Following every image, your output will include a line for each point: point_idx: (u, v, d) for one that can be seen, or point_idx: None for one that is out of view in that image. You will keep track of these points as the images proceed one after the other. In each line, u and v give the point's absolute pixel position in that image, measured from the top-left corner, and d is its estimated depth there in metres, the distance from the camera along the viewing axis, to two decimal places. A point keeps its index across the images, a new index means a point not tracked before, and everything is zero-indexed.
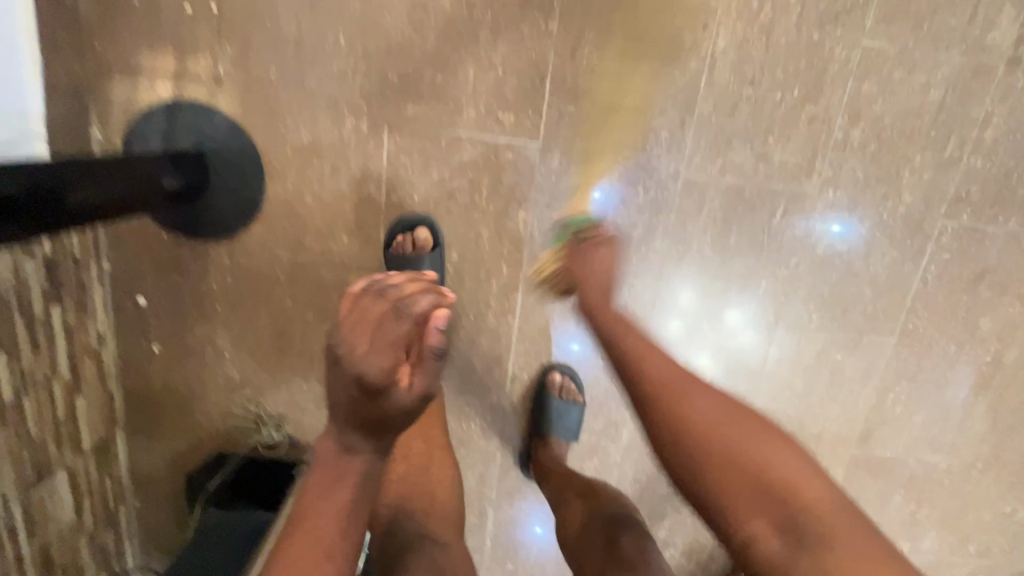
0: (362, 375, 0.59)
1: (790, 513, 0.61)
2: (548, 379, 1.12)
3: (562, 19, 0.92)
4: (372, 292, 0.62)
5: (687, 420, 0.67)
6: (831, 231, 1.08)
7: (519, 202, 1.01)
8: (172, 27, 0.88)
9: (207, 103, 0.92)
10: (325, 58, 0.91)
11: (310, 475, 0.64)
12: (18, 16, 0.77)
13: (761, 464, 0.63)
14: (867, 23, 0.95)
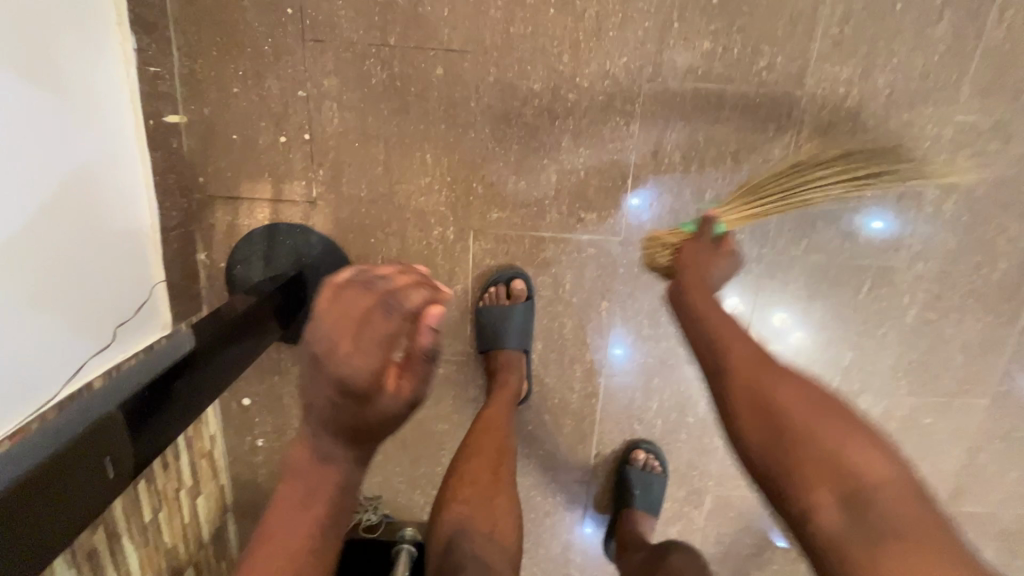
0: (340, 376, 0.52)
1: (856, 490, 0.52)
2: (632, 454, 1.14)
3: (644, 120, 0.92)
4: (357, 284, 0.54)
5: (763, 385, 0.64)
6: (875, 225, 1.01)
7: (602, 294, 1.03)
8: (268, 157, 0.92)
9: (302, 223, 0.96)
10: (412, 174, 0.94)
11: (280, 487, 0.58)
12: (140, 206, 0.85)
13: (835, 440, 0.55)
14: (960, 99, 0.92)
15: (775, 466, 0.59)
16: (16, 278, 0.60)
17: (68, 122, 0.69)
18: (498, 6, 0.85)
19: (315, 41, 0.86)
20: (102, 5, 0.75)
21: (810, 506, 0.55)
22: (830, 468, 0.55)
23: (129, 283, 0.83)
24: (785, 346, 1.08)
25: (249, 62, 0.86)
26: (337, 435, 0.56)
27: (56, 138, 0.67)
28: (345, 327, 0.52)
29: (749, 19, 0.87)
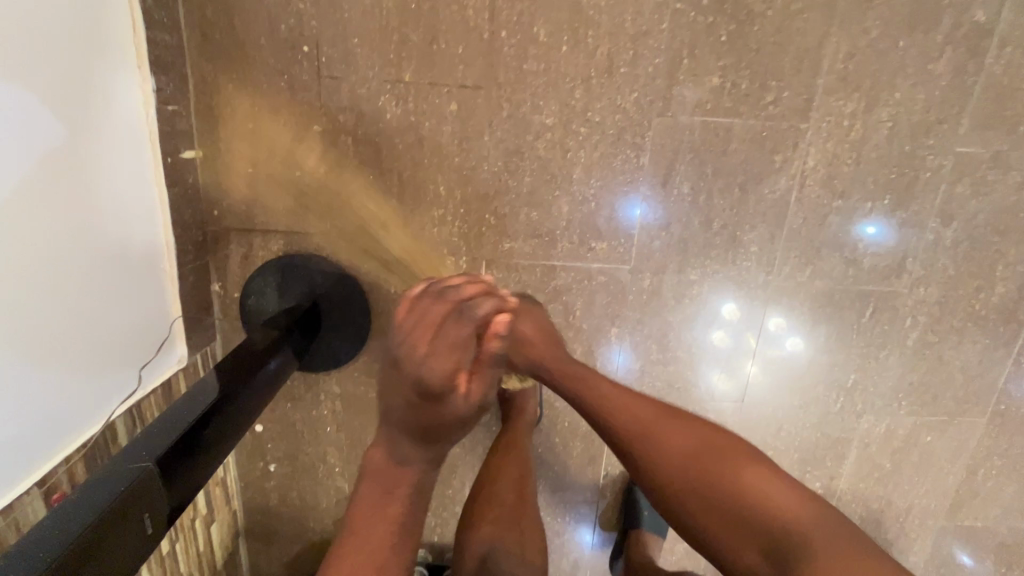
0: (418, 380, 0.58)
1: (776, 538, 0.60)
2: None
3: (653, 153, 0.93)
4: (431, 294, 0.60)
5: (659, 459, 0.68)
6: (865, 233, 1.01)
7: (612, 320, 1.04)
8: (283, 189, 0.93)
9: (316, 254, 0.97)
10: (426, 205, 0.95)
11: (361, 487, 0.65)
12: (158, 245, 0.85)
13: (728, 488, 0.64)
14: (961, 130, 0.94)
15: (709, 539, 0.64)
16: (19, 333, 0.59)
17: (75, 165, 0.67)
18: (512, 42, 0.86)
19: (332, 77, 0.87)
20: (115, 37, 0.73)
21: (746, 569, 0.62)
22: (749, 523, 0.62)
23: (138, 320, 0.81)
24: (785, 351, 1.09)
25: (266, 98, 0.88)
26: (412, 435, 0.63)
27: (61, 185, 0.65)
28: (421, 335, 0.58)
29: (756, 54, 0.89)
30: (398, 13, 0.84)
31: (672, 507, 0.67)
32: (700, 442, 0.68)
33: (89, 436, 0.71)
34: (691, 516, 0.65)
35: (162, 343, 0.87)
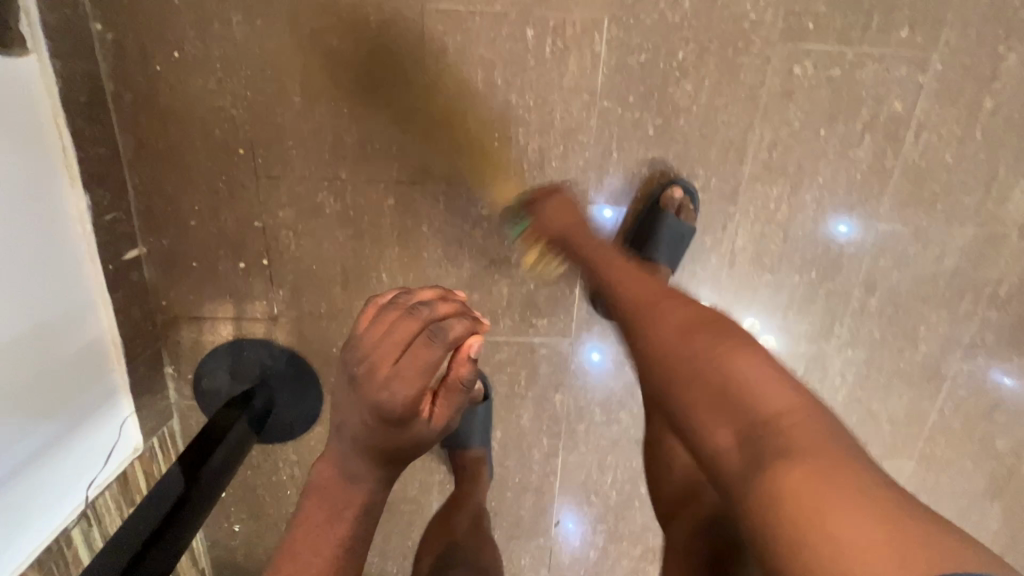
0: (381, 404, 0.54)
1: (751, 422, 0.52)
2: (667, 194, 0.91)
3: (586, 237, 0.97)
4: (399, 308, 0.55)
5: (660, 329, 0.63)
6: (836, 232, 1.00)
7: (555, 387, 1.09)
8: (228, 280, 0.95)
9: (265, 337, 1.00)
10: (369, 292, 0.98)
11: (304, 507, 0.59)
12: (106, 351, 0.88)
13: (719, 365, 0.56)
14: (881, 210, 0.99)
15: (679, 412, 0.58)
16: None
17: (20, 307, 0.71)
18: (444, 140, 0.88)
19: (268, 176, 0.89)
20: (49, 166, 0.74)
21: (709, 449, 0.55)
22: (725, 400, 0.54)
23: (91, 427, 0.85)
24: None
25: (205, 196, 0.89)
26: (370, 454, 0.58)
27: (9, 329, 0.68)
28: (391, 348, 0.55)
29: (684, 146, 0.91)
30: (330, 116, 0.86)
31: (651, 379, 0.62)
32: (708, 325, 0.61)
33: (41, 552, 0.75)
34: (666, 386, 0.60)
35: (116, 441, 0.90)
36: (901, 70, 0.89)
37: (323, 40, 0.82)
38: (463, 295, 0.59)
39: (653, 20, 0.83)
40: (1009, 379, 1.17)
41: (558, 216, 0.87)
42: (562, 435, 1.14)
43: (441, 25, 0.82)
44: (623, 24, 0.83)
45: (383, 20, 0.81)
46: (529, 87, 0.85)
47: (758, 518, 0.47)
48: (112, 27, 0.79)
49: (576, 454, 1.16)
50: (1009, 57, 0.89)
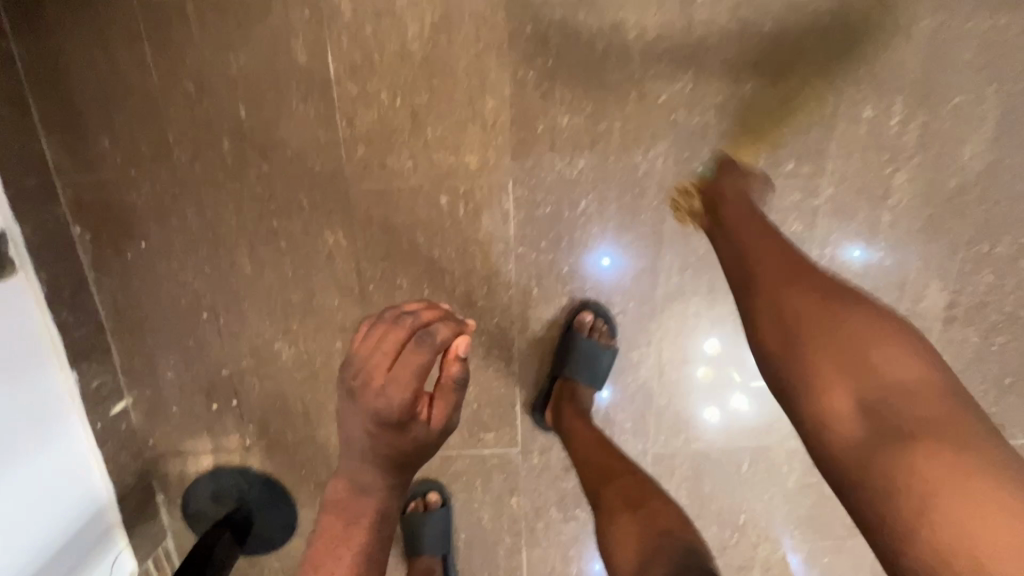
0: (378, 409, 0.63)
1: (875, 395, 0.53)
2: (577, 321, 1.00)
3: (520, 361, 1.05)
4: (386, 321, 0.64)
5: (785, 305, 0.62)
6: (852, 256, 0.99)
7: (511, 490, 1.15)
8: (204, 418, 1.07)
9: (241, 463, 1.11)
10: (328, 419, 1.08)
11: (323, 518, 0.70)
12: (100, 496, 1.00)
13: (848, 337, 0.56)
14: None
15: (793, 373, 0.59)
16: None
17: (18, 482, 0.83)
18: (378, 290, 0.98)
19: (231, 333, 1.01)
20: (44, 352, 0.89)
21: (822, 415, 0.56)
22: (851, 370, 0.55)
23: (87, 566, 0.97)
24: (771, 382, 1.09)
25: (178, 352, 1.02)
26: (378, 464, 0.67)
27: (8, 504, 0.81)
28: (383, 359, 0.63)
29: (597, 276, 0.99)
30: (277, 281, 0.97)
31: (769, 340, 0.62)
32: (840, 295, 0.60)
33: None
34: (789, 352, 0.60)
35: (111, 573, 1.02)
36: (793, 194, 0.95)
37: (266, 222, 0.93)
38: (449, 306, 0.67)
39: (553, 178, 0.92)
40: None
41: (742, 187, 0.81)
42: (524, 534, 1.19)
43: (365, 200, 0.93)
44: (527, 183, 0.92)
45: (314, 201, 0.92)
46: (450, 242, 0.95)
47: (878, 491, 0.50)
48: (86, 226, 0.92)
49: (539, 552, 1.20)
50: (897, 176, 0.95)
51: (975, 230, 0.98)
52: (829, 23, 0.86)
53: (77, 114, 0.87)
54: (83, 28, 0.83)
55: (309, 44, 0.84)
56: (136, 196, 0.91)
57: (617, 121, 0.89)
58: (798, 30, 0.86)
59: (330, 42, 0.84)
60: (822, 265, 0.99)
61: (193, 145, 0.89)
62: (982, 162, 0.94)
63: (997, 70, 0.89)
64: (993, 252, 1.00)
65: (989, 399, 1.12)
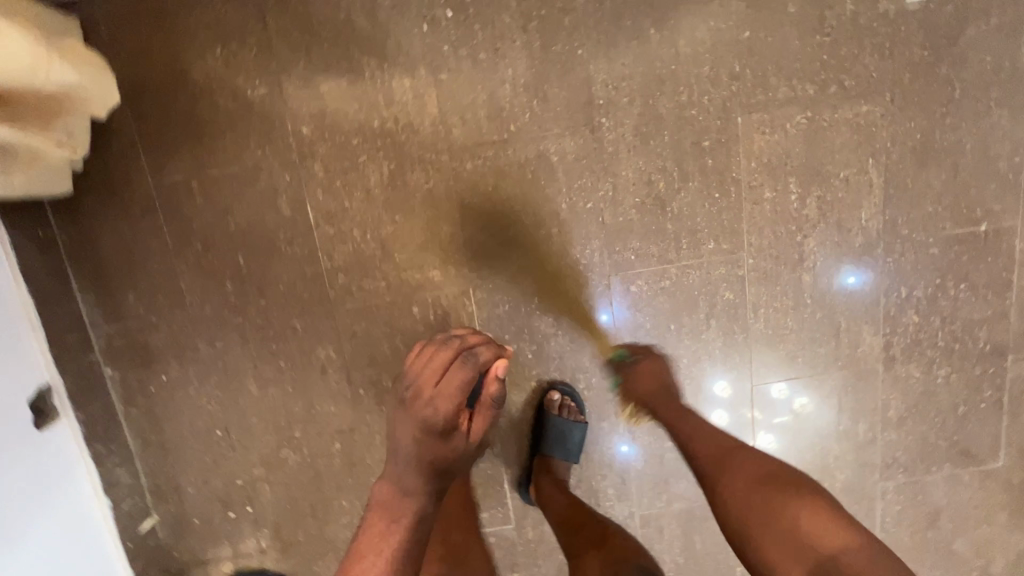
0: (427, 416, 0.75)
1: (811, 548, 0.78)
2: (548, 400, 1.11)
3: (502, 442, 1.15)
4: (438, 344, 0.81)
5: (728, 489, 0.88)
6: (846, 282, 1.10)
7: (512, 566, 1.22)
8: (222, 527, 1.17)
9: (258, 566, 1.19)
10: (336, 515, 1.18)
11: (369, 516, 0.78)
12: None
13: (786, 513, 0.82)
14: (780, 352, 1.13)
15: (756, 545, 0.83)
16: None
17: None
18: (368, 393, 1.11)
19: (243, 445, 1.13)
20: (82, 482, 1.02)
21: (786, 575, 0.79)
22: (793, 535, 0.80)
23: None
24: (792, 413, 1.17)
25: (198, 469, 1.14)
26: (421, 469, 0.77)
27: None
28: (432, 376, 0.77)
29: (559, 360, 1.11)
30: (279, 395, 1.11)
31: (732, 526, 0.86)
32: (773, 475, 0.87)
33: None
34: (748, 527, 0.84)
35: None
36: (719, 268, 1.08)
37: (266, 347, 1.09)
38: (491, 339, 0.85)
39: (507, 281, 1.07)
40: (940, 488, 1.22)
41: (650, 375, 1.04)
42: None
43: (349, 318, 1.08)
44: (485, 287, 1.07)
45: (306, 324, 1.08)
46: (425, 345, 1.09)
47: None
48: (116, 367, 1.08)
49: None
50: (807, 242, 1.08)
51: (888, 280, 1.10)
52: (719, 129, 1.02)
53: (105, 278, 1.04)
54: (108, 208, 1.01)
55: (291, 200, 1.02)
56: (157, 338, 1.07)
57: (554, 229, 1.05)
58: (693, 137, 1.02)
59: (309, 198, 1.02)
60: (821, 297, 1.11)
61: (203, 291, 1.06)
62: (879, 222, 1.07)
63: (872, 146, 1.04)
64: (911, 296, 1.11)
65: (949, 429, 1.19)
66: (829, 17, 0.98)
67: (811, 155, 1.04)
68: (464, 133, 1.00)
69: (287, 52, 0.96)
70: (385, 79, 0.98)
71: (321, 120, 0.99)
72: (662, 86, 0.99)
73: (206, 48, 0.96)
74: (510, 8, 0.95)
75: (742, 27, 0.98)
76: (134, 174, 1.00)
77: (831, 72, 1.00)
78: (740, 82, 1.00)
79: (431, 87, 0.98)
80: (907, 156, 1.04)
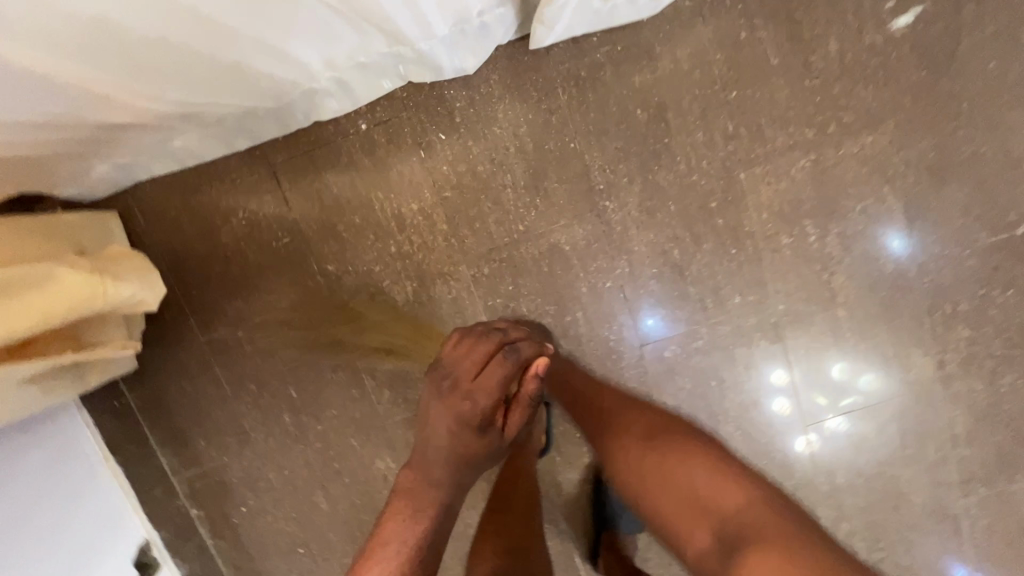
0: (465, 409, 0.80)
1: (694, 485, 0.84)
2: (604, 473, 1.13)
3: (568, 520, 1.16)
4: (476, 336, 0.84)
5: (612, 446, 0.94)
6: (891, 247, 1.05)
7: None
8: None
9: None
10: None
11: (394, 500, 0.83)
12: None
13: (672, 466, 0.86)
14: (827, 337, 1.09)
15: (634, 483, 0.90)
16: None
17: None
18: None
19: (323, 562, 1.17)
20: None
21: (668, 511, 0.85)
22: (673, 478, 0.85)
23: None
24: (859, 392, 1.12)
25: None
26: (453, 460, 0.81)
27: None
28: (472, 367, 0.82)
29: None
30: (349, 509, 1.16)
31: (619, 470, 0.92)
32: (654, 425, 0.94)
33: None
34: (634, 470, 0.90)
35: None
36: (749, 318, 1.08)
37: (330, 466, 1.14)
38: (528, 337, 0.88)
39: None
40: None
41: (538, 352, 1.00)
42: None
43: (402, 427, 1.13)
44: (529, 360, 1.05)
45: (363, 440, 1.14)
46: None
47: None
48: (201, 506, 1.15)
49: None
50: (836, 278, 1.06)
51: (928, 300, 1.07)
52: (723, 189, 1.02)
53: (180, 428, 1.12)
54: (170, 368, 1.10)
55: (330, 330, 1.08)
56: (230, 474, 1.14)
57: (579, 311, 1.07)
58: (699, 201, 1.03)
59: (344, 326, 1.08)
60: (873, 270, 1.06)
61: (263, 425, 1.13)
62: (907, 246, 1.05)
63: (884, 173, 1.02)
64: (956, 311, 1.08)
65: None
66: (815, 62, 0.98)
67: (823, 195, 1.03)
68: (476, 241, 1.04)
69: (302, 201, 1.03)
70: (394, 207, 1.03)
71: (342, 255, 1.05)
72: (658, 160, 1.01)
73: (231, 212, 1.04)
74: (498, 120, 1.00)
75: (727, 89, 0.99)
76: (187, 335, 1.09)
77: (827, 113, 0.99)
78: (736, 141, 1.00)
79: (438, 206, 1.03)
80: (924, 177, 1.02)
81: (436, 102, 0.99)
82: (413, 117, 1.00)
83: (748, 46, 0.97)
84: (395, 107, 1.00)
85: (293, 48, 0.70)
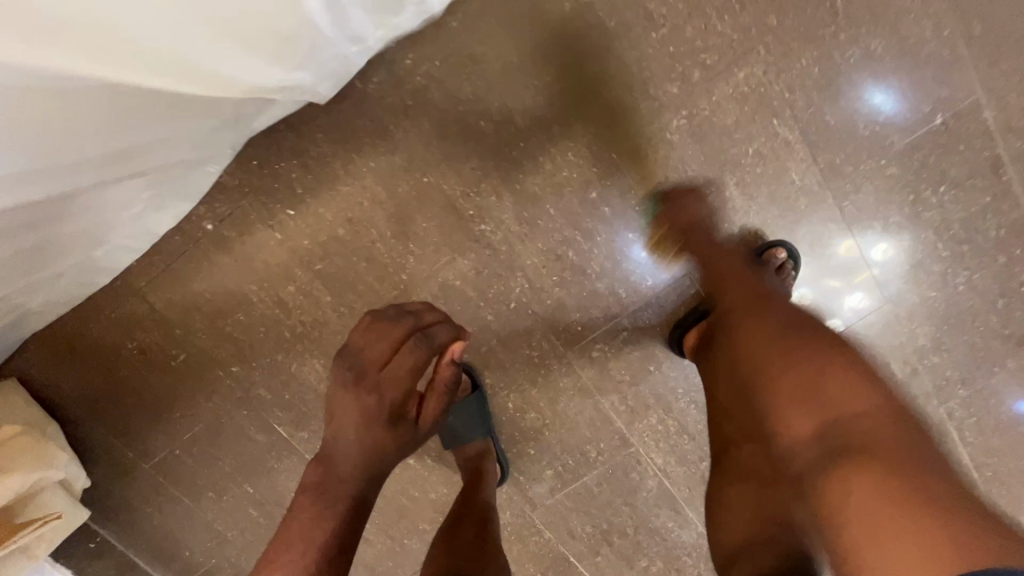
0: (375, 401, 0.70)
1: (822, 394, 0.64)
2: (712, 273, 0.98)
3: (550, 528, 1.16)
4: (393, 312, 0.73)
5: (738, 340, 0.75)
6: (874, 103, 0.92)
7: None
8: None
9: None
10: None
11: (297, 500, 0.70)
12: None
13: (810, 360, 0.67)
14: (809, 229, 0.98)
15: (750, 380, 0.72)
16: None
17: None
18: (413, 540, 1.16)
19: None
20: None
21: (776, 415, 0.68)
22: (801, 379, 0.66)
23: None
24: (874, 265, 1.00)
25: None
26: (363, 463, 0.69)
27: None
28: (382, 352, 0.71)
29: (561, 441, 1.11)
30: None
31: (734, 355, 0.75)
32: (806, 329, 0.71)
33: None
34: (754, 365, 0.72)
35: None
36: (670, 294, 1.01)
37: None
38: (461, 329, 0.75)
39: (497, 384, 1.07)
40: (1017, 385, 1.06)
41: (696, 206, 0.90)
42: None
43: None
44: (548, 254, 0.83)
45: None
46: (438, 481, 1.13)
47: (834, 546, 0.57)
48: None
49: None
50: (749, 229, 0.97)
51: (853, 219, 0.98)
52: (599, 175, 0.93)
53: (157, 550, 1.14)
54: (127, 500, 1.12)
55: (258, 424, 1.07)
56: None
57: (492, 338, 1.03)
58: (578, 195, 0.94)
59: (270, 416, 1.06)
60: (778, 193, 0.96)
61: (233, 525, 1.13)
62: (816, 173, 0.95)
63: (767, 106, 0.91)
64: (888, 223, 0.98)
65: (996, 326, 1.04)
66: (654, 10, 0.87)
67: (707, 149, 0.93)
68: (364, 302, 0.99)
69: (180, 314, 1.00)
70: (271, 293, 0.98)
71: (241, 353, 1.02)
72: (520, 166, 0.93)
73: (120, 345, 1.02)
74: (342, 177, 0.93)
75: (569, 71, 0.89)
76: (130, 467, 1.10)
77: (686, 61, 0.89)
78: (596, 122, 0.91)
79: (314, 280, 0.98)
80: (812, 96, 0.91)
81: (271, 178, 0.93)
82: (254, 200, 0.94)
83: (577, 16, 0.87)
84: (232, 195, 0.94)
85: (60, 180, 0.68)
